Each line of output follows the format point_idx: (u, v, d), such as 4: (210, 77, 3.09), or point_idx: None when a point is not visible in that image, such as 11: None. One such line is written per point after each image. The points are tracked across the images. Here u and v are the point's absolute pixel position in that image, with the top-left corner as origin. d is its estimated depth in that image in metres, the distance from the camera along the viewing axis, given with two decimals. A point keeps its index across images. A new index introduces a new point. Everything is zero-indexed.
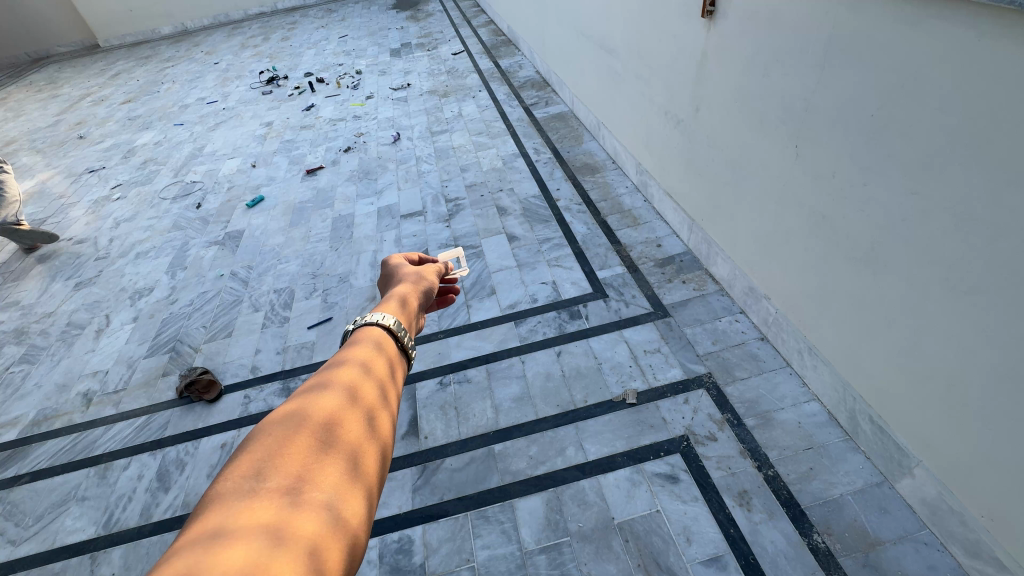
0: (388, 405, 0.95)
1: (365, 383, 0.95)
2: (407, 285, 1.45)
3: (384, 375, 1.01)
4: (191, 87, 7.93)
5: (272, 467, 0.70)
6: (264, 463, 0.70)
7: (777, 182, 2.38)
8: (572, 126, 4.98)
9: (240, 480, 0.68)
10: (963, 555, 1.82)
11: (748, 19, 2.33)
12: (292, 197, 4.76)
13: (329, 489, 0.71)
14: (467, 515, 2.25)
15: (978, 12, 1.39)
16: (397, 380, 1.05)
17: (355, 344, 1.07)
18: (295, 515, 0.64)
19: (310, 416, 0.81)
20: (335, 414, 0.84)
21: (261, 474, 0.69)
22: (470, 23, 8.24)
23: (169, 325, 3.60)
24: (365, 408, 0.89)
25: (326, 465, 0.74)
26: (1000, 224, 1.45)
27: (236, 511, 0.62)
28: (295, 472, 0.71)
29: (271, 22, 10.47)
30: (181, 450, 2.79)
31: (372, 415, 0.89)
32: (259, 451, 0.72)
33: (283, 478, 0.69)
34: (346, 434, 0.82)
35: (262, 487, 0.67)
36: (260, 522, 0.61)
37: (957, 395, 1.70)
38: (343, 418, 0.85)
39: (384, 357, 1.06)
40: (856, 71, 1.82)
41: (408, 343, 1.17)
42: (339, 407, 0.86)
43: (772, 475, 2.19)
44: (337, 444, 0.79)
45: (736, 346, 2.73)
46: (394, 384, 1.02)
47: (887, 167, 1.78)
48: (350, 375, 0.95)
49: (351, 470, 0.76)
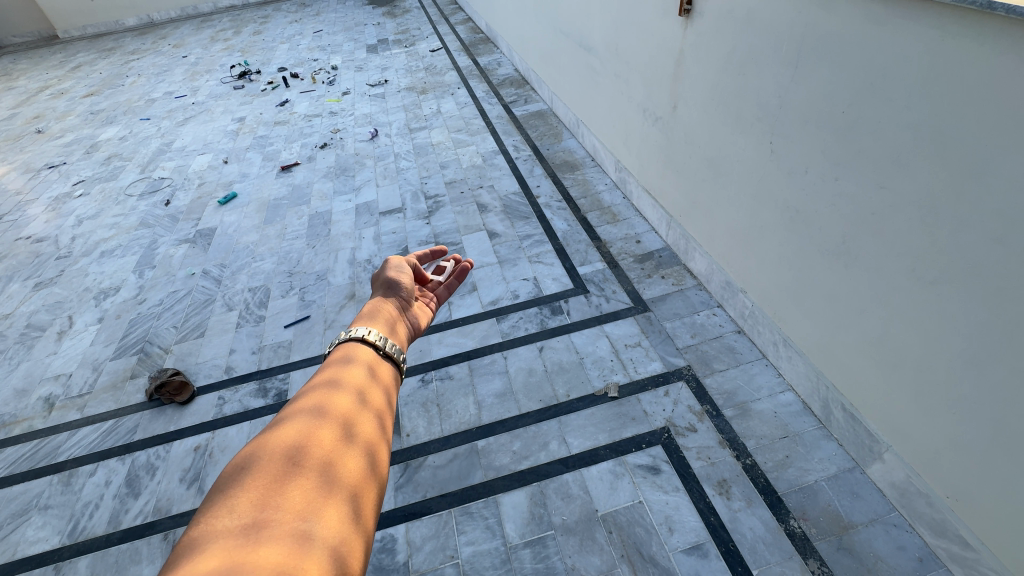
0: (362, 413, 1.00)
1: (335, 399, 1.01)
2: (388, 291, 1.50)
3: (356, 387, 1.07)
4: (158, 82, 7.66)
5: (244, 497, 0.74)
6: (235, 495, 0.75)
7: (752, 178, 2.43)
8: (551, 123, 5.00)
9: (214, 514, 0.71)
10: (930, 535, 1.90)
11: (723, 17, 2.37)
12: (266, 194, 4.65)
13: (304, 504, 0.76)
14: (451, 512, 2.23)
15: (942, 14, 1.45)
16: (377, 390, 1.12)
17: (330, 366, 1.15)
18: (270, 535, 0.68)
19: (280, 444, 0.86)
20: (304, 435, 0.89)
21: (235, 505, 0.73)
22: (448, 20, 8.19)
23: (137, 326, 3.47)
24: (338, 421, 0.95)
25: (299, 483, 0.79)
26: (963, 218, 1.52)
27: (211, 545, 0.65)
28: (268, 496, 0.75)
29: (241, 15, 10.19)
30: (152, 454, 2.69)
31: (345, 426, 0.95)
32: (230, 486, 0.77)
33: (256, 504, 0.74)
34: (318, 451, 0.87)
35: (235, 517, 0.71)
36: (234, 547, 0.65)
37: (925, 383, 1.78)
38: (315, 436, 0.90)
39: (356, 372, 1.13)
40: (826, 70, 1.88)
41: (393, 352, 1.25)
42: (309, 427, 0.92)
43: (750, 464, 2.24)
44: (311, 459, 0.85)
45: (713, 338, 2.78)
46: (370, 391, 1.09)
47: (858, 163, 1.84)
48: (317, 399, 1.01)
49: (325, 484, 0.82)
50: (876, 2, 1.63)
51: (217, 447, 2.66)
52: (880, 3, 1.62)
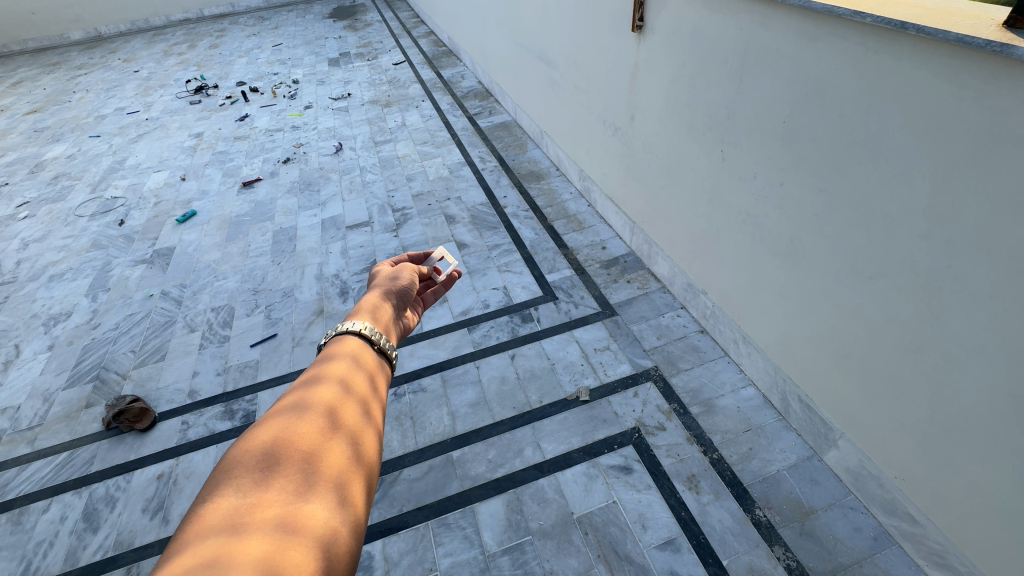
0: (360, 391, 0.99)
1: (333, 378, 0.99)
2: (382, 283, 1.43)
3: (354, 365, 1.06)
4: (108, 97, 7.38)
5: (249, 475, 0.73)
6: (240, 473, 0.74)
7: (706, 184, 2.55)
8: (516, 134, 5.09)
9: (219, 492, 0.70)
10: (883, 514, 2.02)
11: (673, 32, 2.50)
12: (227, 210, 4.54)
13: (308, 484, 0.75)
14: (428, 524, 2.23)
15: (864, 32, 1.58)
16: (375, 370, 1.10)
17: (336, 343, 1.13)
18: (278, 515, 0.68)
19: (283, 420, 0.85)
20: (306, 414, 0.88)
21: (239, 483, 0.72)
22: (410, 33, 8.22)
23: (92, 352, 3.32)
24: (338, 400, 0.94)
25: (303, 462, 0.79)
26: (893, 217, 1.65)
27: (218, 523, 0.65)
28: (274, 475, 0.74)
29: (196, 28, 9.95)
30: (111, 485, 2.57)
31: (346, 405, 0.94)
32: (234, 463, 0.76)
33: (262, 483, 0.73)
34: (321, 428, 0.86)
35: (242, 496, 0.70)
36: (240, 529, 0.64)
37: (870, 370, 1.90)
38: (317, 414, 0.89)
39: (355, 349, 1.11)
40: (767, 81, 2.01)
41: (386, 346, 1.18)
42: (311, 406, 0.90)
43: (717, 458, 2.33)
44: (314, 438, 0.84)
45: (678, 339, 2.89)
46: (367, 371, 1.07)
47: (800, 168, 1.97)
48: (318, 376, 1.00)
49: (329, 463, 0.81)
50: (809, 21, 1.76)
51: (182, 474, 2.57)
52: (812, 21, 1.75)
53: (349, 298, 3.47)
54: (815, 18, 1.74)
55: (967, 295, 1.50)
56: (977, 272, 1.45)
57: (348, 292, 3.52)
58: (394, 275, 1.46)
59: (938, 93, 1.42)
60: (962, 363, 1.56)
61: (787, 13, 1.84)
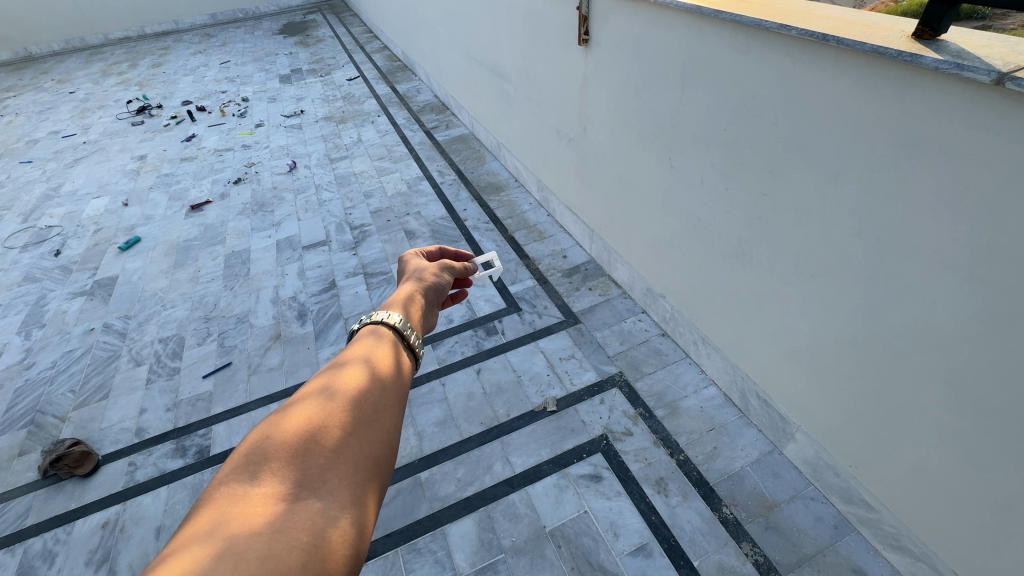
0: (389, 374, 0.88)
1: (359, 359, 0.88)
2: (419, 273, 1.32)
3: (383, 347, 0.94)
4: (40, 121, 6.97)
5: (267, 464, 0.64)
6: (258, 461, 0.65)
7: (657, 191, 2.62)
8: (473, 147, 5.09)
9: (232, 484, 0.61)
10: (841, 502, 2.09)
11: (617, 45, 2.56)
12: (174, 235, 4.34)
13: (328, 478, 0.65)
14: (397, 551, 2.16)
15: (790, 44, 1.66)
16: (408, 359, 0.99)
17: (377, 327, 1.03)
18: (293, 512, 0.58)
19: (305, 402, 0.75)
20: (331, 394, 0.77)
21: (256, 474, 0.63)
22: (363, 49, 8.15)
23: (25, 395, 3.08)
24: (366, 379, 0.83)
25: (325, 451, 0.68)
26: (829, 217, 1.73)
27: (227, 516, 0.55)
28: (293, 464, 0.65)
29: (137, 47, 9.55)
30: (50, 538, 2.38)
31: (374, 384, 0.82)
32: (252, 450, 0.66)
33: (281, 475, 0.63)
34: (347, 411, 0.75)
35: (257, 488, 0.61)
36: (250, 525, 0.54)
37: (820, 363, 1.97)
38: (344, 395, 0.78)
39: (387, 332, 1.00)
40: (707, 92, 2.08)
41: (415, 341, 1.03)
42: (336, 388, 0.79)
43: (683, 459, 2.37)
44: (340, 422, 0.73)
45: (641, 343, 2.93)
46: (397, 353, 0.95)
47: (742, 174, 2.04)
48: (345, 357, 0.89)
49: (353, 452, 0.71)
50: (740, 34, 1.84)
51: (130, 519, 2.40)
52: (743, 34, 1.82)
53: (307, 320, 3.36)
54: (746, 32, 1.81)
55: (900, 288, 1.57)
56: (907, 265, 1.53)
57: (306, 314, 3.41)
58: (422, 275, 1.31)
59: (862, 99, 1.50)
60: (902, 352, 1.63)
61: (719, 26, 1.91)
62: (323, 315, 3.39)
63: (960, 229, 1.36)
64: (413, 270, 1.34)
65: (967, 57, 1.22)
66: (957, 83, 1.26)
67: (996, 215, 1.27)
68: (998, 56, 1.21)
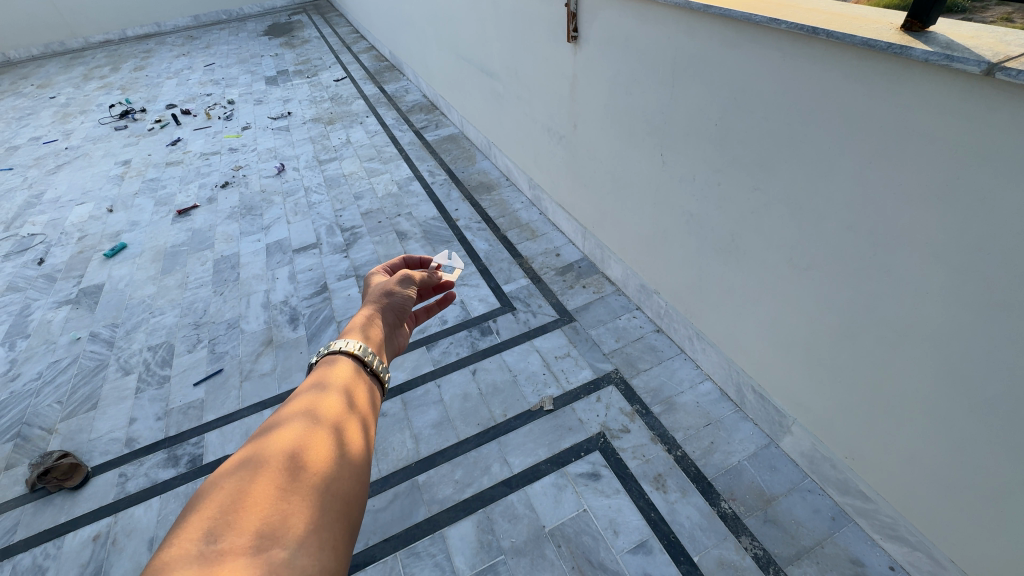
0: (352, 420, 0.90)
1: (321, 408, 0.89)
2: (377, 289, 1.31)
3: (344, 394, 0.96)
4: (21, 127, 6.84)
5: (231, 521, 0.64)
6: (222, 516, 0.65)
7: (650, 187, 2.61)
8: (463, 146, 5.07)
9: (194, 541, 0.61)
10: (837, 493, 2.11)
11: (606, 42, 2.56)
12: (161, 241, 4.27)
13: (295, 529, 0.67)
14: (396, 556, 2.14)
15: (780, 39, 1.66)
16: (371, 405, 1.01)
17: (330, 369, 1.03)
18: (262, 565, 0.59)
19: (267, 456, 0.76)
20: (296, 448, 0.79)
21: (221, 531, 0.63)
22: (350, 49, 8.06)
23: (10, 408, 3.01)
24: (329, 433, 0.84)
25: (291, 503, 0.70)
26: (821, 210, 1.74)
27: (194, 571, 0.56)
28: (257, 517, 0.66)
29: (119, 50, 9.39)
30: (39, 553, 2.33)
31: (337, 433, 0.85)
32: (212, 508, 0.66)
33: (247, 528, 0.64)
34: (312, 463, 0.77)
35: (222, 543, 0.61)
36: None
37: (814, 356, 1.98)
38: (308, 448, 0.80)
39: (349, 375, 1.02)
40: (698, 88, 2.08)
41: (379, 367, 1.09)
42: (300, 441, 0.80)
43: (681, 455, 2.37)
44: (305, 474, 0.75)
45: (636, 340, 2.93)
46: (359, 401, 0.98)
47: (734, 169, 2.04)
48: (306, 407, 0.89)
49: (318, 501, 0.73)
50: (730, 29, 1.83)
51: (122, 532, 2.36)
52: (733, 29, 1.82)
53: (299, 325, 3.32)
54: (736, 26, 1.81)
55: (892, 280, 1.58)
56: (897, 258, 1.54)
57: (298, 319, 3.37)
58: (383, 293, 1.29)
59: (852, 92, 1.50)
60: (895, 344, 1.64)
61: (709, 21, 1.91)
62: (316, 319, 3.35)
63: (951, 221, 1.37)
64: (373, 286, 1.33)
65: (957, 49, 1.23)
66: (948, 76, 1.27)
67: (987, 206, 1.28)
68: (987, 47, 1.21)
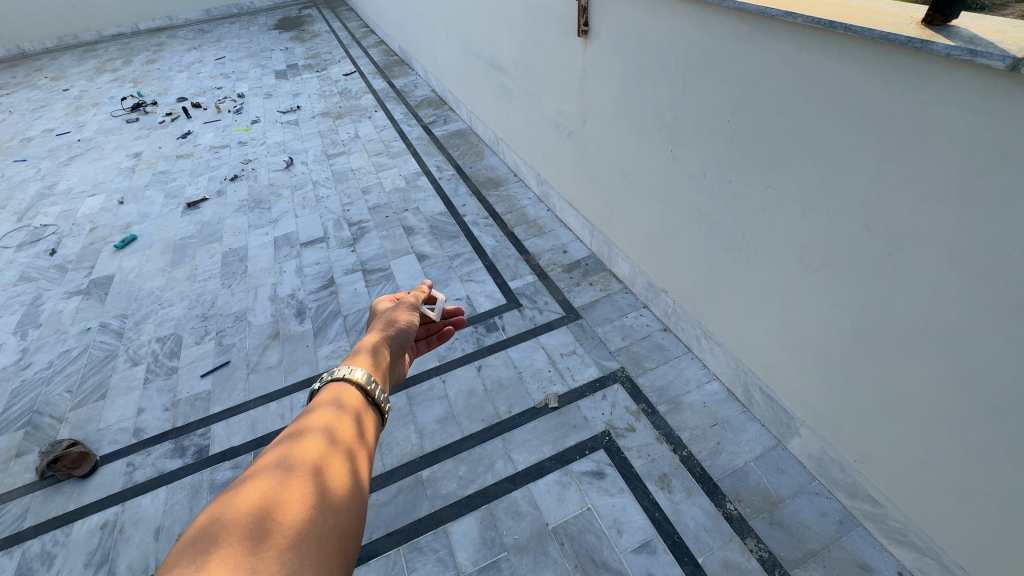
0: (347, 444, 0.85)
1: (305, 440, 0.83)
2: (384, 320, 1.30)
3: (335, 424, 0.89)
4: (34, 118, 6.92)
5: (214, 559, 0.58)
6: (204, 556, 0.59)
7: (660, 184, 2.58)
8: (471, 142, 5.04)
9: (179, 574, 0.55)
10: (845, 497, 2.08)
11: (618, 36, 2.52)
12: (171, 233, 4.30)
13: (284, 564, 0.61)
14: (399, 550, 2.14)
15: (796, 33, 1.63)
16: (366, 427, 0.95)
17: (321, 403, 0.96)
18: None
19: (240, 495, 0.69)
20: (273, 485, 0.72)
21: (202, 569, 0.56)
22: (360, 44, 8.04)
23: (22, 397, 3.05)
24: (309, 458, 0.79)
25: (276, 537, 0.64)
26: (833, 209, 1.71)
27: None
28: (244, 554, 0.60)
29: (131, 43, 9.46)
30: (49, 540, 2.36)
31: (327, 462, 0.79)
32: (187, 552, 0.59)
33: (232, 564, 0.58)
34: (294, 494, 0.71)
35: None
36: None
37: (825, 356, 1.95)
38: (287, 483, 0.73)
39: (336, 402, 0.95)
40: (710, 82, 2.04)
41: (380, 397, 1.04)
42: (279, 478, 0.73)
43: (686, 455, 2.35)
44: (289, 505, 0.69)
45: (643, 339, 2.91)
46: (346, 427, 0.90)
47: (745, 165, 2.01)
48: (280, 446, 0.82)
49: (309, 532, 0.68)
50: (744, 23, 1.80)
51: (129, 520, 2.38)
52: (746, 23, 1.79)
53: (306, 318, 3.33)
54: (751, 20, 1.77)
55: (905, 283, 1.55)
56: (912, 259, 1.51)
57: (305, 312, 3.38)
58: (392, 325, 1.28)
59: (870, 88, 1.46)
60: (908, 347, 1.61)
61: (723, 15, 1.87)
62: (322, 313, 3.36)
63: (969, 222, 1.34)
64: (380, 316, 1.32)
65: (980, 43, 1.19)
66: (970, 70, 1.23)
67: (1009, 206, 1.24)
68: (1011, 41, 1.17)
